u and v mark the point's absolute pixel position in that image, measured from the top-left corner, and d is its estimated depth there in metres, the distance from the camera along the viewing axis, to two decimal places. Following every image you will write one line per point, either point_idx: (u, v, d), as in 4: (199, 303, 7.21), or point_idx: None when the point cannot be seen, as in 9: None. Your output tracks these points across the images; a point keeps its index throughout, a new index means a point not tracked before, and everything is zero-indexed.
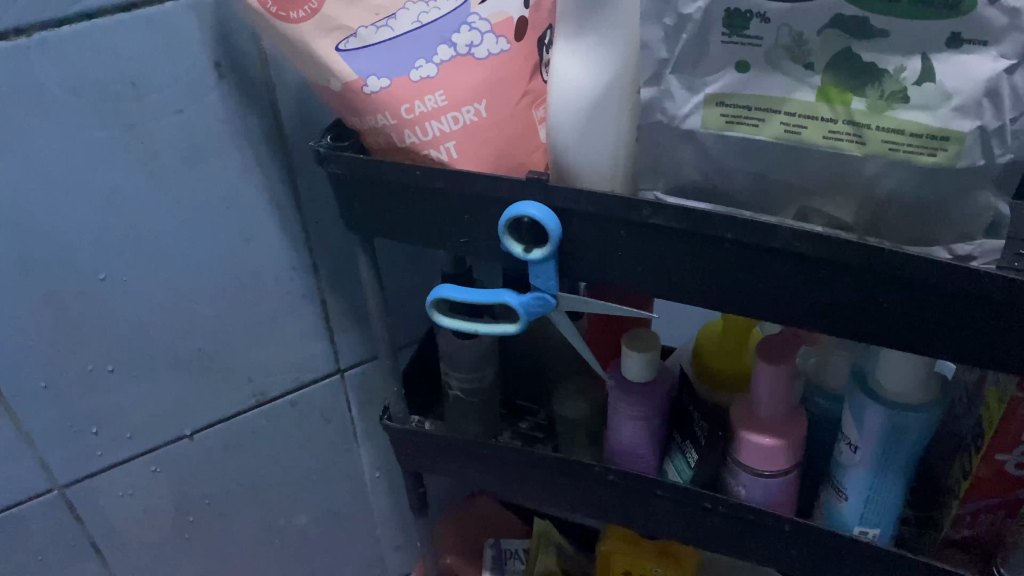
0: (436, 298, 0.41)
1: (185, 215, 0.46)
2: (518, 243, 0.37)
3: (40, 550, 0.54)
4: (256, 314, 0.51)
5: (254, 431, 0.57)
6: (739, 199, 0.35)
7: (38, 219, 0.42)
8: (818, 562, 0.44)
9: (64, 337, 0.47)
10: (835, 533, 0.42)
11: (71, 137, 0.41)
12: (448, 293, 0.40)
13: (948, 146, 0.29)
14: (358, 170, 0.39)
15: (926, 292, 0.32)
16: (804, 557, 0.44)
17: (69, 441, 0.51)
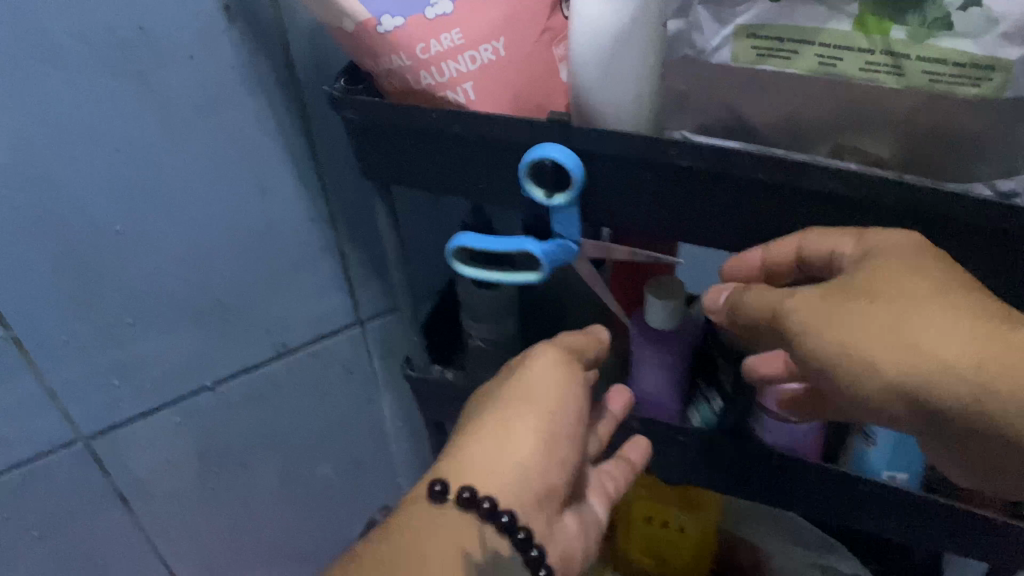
0: (454, 247, 0.40)
1: (199, 164, 0.45)
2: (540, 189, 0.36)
3: (67, 500, 0.55)
4: (275, 264, 0.51)
5: (275, 382, 0.57)
6: (771, 138, 0.34)
7: (50, 171, 0.42)
8: (844, 507, 0.43)
9: (82, 291, 0.46)
10: (866, 478, 0.41)
11: (82, 86, 0.40)
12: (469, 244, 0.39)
13: (993, 76, 0.28)
14: (374, 114, 0.37)
15: (966, 232, 0.30)
16: (831, 503, 0.43)
17: (92, 393, 0.51)
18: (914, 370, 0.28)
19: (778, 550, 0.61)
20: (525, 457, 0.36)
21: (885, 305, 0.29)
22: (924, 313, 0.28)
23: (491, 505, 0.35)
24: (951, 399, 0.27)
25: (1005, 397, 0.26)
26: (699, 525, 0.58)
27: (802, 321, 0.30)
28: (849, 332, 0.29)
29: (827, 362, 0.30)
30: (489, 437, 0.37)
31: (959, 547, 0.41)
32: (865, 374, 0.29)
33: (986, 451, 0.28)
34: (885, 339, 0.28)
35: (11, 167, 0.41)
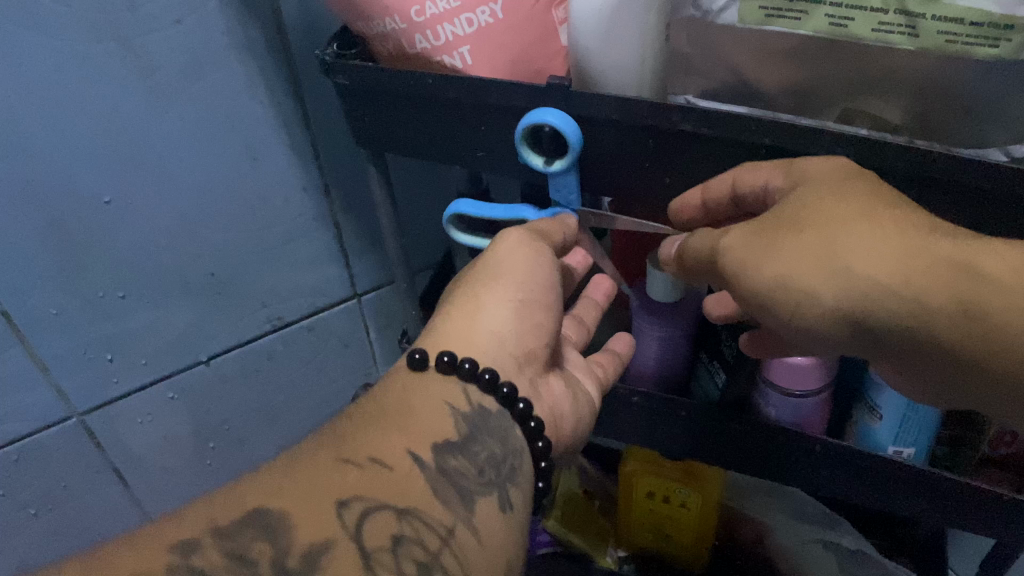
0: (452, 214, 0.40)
1: (189, 133, 0.44)
2: (537, 155, 0.35)
3: (62, 478, 0.54)
4: (269, 236, 0.50)
5: (271, 356, 0.56)
6: (777, 102, 0.33)
7: (36, 140, 0.40)
8: (849, 482, 0.42)
9: (71, 264, 0.45)
10: (870, 454, 0.40)
11: (65, 52, 0.39)
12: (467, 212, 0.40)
13: (1012, 36, 0.26)
14: (366, 79, 0.36)
15: (980, 199, 0.29)
16: (836, 477, 0.43)
17: (84, 368, 0.50)
18: (845, 295, 0.28)
19: (782, 524, 0.60)
20: (497, 327, 0.38)
21: (813, 233, 0.29)
22: (847, 236, 0.28)
23: (470, 366, 0.36)
24: (883, 318, 0.28)
25: (936, 312, 0.27)
26: (701, 501, 0.57)
27: (736, 258, 0.31)
28: (781, 264, 0.29)
29: (764, 296, 0.30)
30: (464, 307, 0.39)
31: (969, 524, 0.41)
32: (803, 304, 0.29)
33: (923, 362, 0.29)
34: (817, 266, 0.29)
35: None
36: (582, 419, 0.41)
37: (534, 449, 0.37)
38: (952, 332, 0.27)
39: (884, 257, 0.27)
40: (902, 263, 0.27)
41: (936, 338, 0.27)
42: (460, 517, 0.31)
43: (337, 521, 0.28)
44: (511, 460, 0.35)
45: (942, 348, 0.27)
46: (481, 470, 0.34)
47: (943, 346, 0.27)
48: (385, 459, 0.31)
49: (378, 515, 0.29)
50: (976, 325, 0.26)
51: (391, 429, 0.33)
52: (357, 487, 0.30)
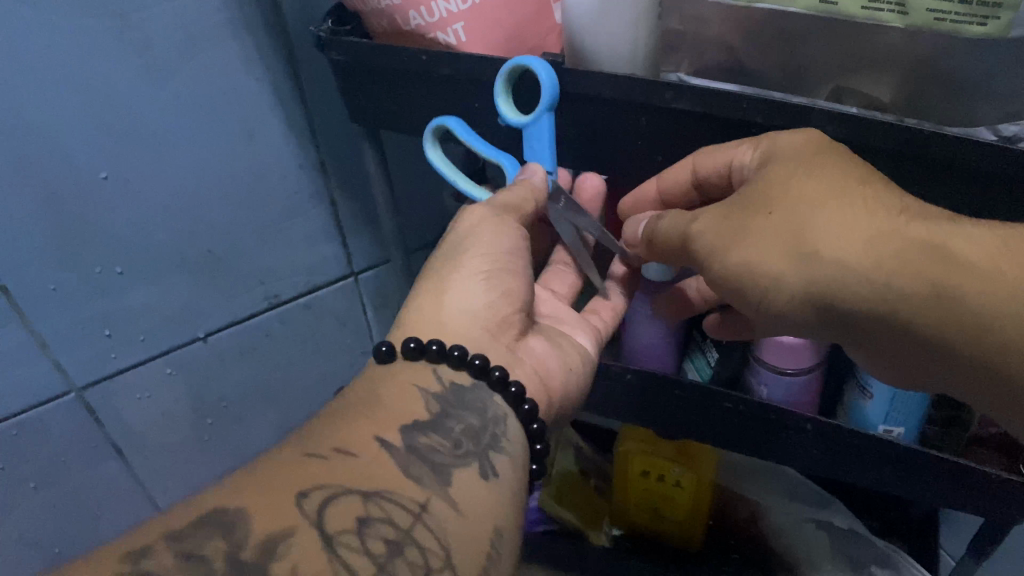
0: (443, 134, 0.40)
1: (185, 108, 0.44)
2: (513, 107, 0.35)
3: (62, 452, 0.55)
4: (265, 214, 0.50)
5: (269, 334, 0.57)
6: (769, 80, 0.33)
7: (32, 114, 0.41)
8: (837, 460, 0.43)
9: (70, 239, 0.46)
10: (859, 431, 0.41)
11: (62, 26, 0.39)
12: (446, 122, 0.37)
13: (999, 14, 0.26)
14: (359, 55, 0.36)
15: (966, 177, 0.29)
16: (825, 456, 0.43)
17: (83, 344, 0.50)
18: (813, 279, 0.31)
19: (775, 503, 0.61)
20: (470, 300, 0.39)
21: (783, 219, 0.32)
22: (816, 223, 0.31)
23: (438, 347, 0.37)
24: (849, 302, 0.31)
25: (904, 295, 0.30)
26: (695, 481, 0.57)
27: (712, 242, 0.34)
28: (754, 247, 0.32)
29: (738, 279, 0.33)
30: (432, 289, 0.40)
31: (957, 501, 0.41)
32: (778, 285, 0.32)
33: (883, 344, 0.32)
34: (787, 249, 0.32)
35: None
36: (573, 376, 0.43)
37: (522, 412, 0.38)
38: (920, 318, 0.30)
39: (854, 244, 0.30)
40: (868, 249, 0.30)
41: (903, 320, 0.30)
42: (433, 492, 0.31)
43: (297, 510, 0.27)
44: (491, 428, 0.36)
45: (906, 330, 0.30)
46: (456, 444, 0.34)
47: (909, 328, 0.30)
48: (350, 448, 0.31)
49: (341, 500, 0.28)
50: (943, 307, 0.29)
51: (359, 418, 0.33)
52: (317, 476, 0.29)
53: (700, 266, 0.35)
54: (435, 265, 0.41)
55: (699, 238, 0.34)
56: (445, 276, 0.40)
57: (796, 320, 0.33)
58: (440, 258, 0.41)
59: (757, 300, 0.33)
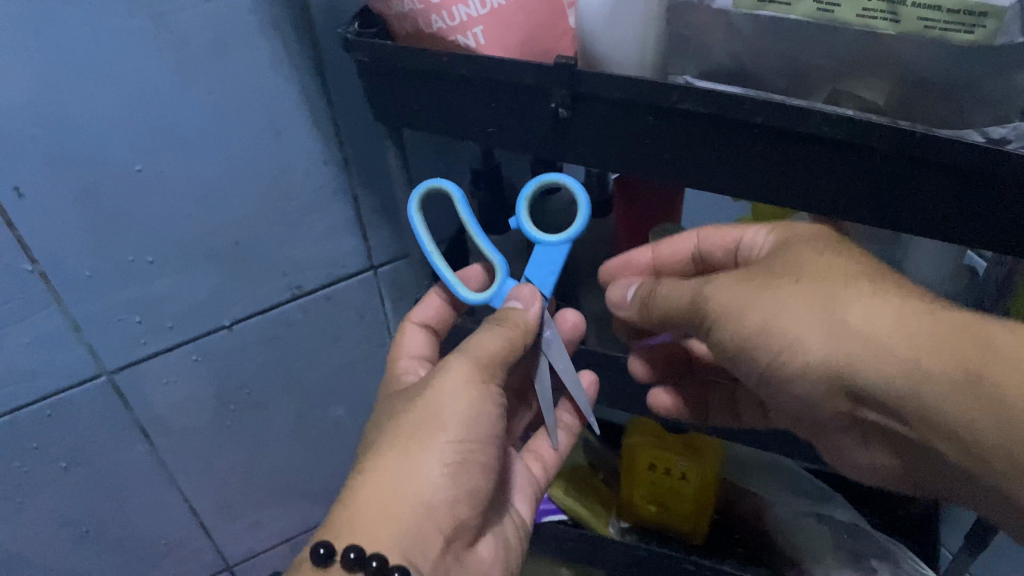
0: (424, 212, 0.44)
1: (217, 104, 0.46)
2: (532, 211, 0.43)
3: (91, 433, 0.57)
4: (289, 208, 0.53)
5: (291, 324, 0.59)
6: (770, 83, 0.35)
7: (74, 107, 0.43)
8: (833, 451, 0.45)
9: (105, 228, 0.48)
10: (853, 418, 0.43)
11: (104, 25, 0.41)
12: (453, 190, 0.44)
13: (985, 22, 0.28)
14: (383, 57, 0.39)
15: (956, 175, 0.31)
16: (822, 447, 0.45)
17: (115, 329, 0.53)
18: (838, 347, 0.35)
19: (780, 500, 0.62)
20: (428, 488, 0.40)
21: (810, 284, 0.36)
22: (850, 298, 0.35)
23: (378, 564, 0.37)
24: (870, 375, 0.34)
25: (932, 373, 0.33)
26: (700, 474, 0.59)
27: (741, 299, 0.37)
28: (779, 308, 0.36)
29: (753, 339, 0.37)
30: (390, 465, 0.40)
31: None
32: (801, 349, 0.36)
33: (885, 416, 0.36)
34: (816, 319, 0.35)
35: (33, 104, 0.42)
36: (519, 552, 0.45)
37: None
38: (948, 397, 0.33)
39: (885, 312, 0.34)
40: (901, 325, 0.33)
41: (926, 399, 0.33)
42: None
43: None
44: None
45: (924, 408, 0.33)
46: None
47: (932, 404, 0.33)
48: None
49: None
50: (973, 388, 0.32)
51: None
52: None
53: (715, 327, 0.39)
54: (399, 432, 0.41)
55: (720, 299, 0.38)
56: (406, 448, 0.41)
57: (805, 384, 0.37)
58: (403, 424, 0.42)
59: (770, 359, 0.37)
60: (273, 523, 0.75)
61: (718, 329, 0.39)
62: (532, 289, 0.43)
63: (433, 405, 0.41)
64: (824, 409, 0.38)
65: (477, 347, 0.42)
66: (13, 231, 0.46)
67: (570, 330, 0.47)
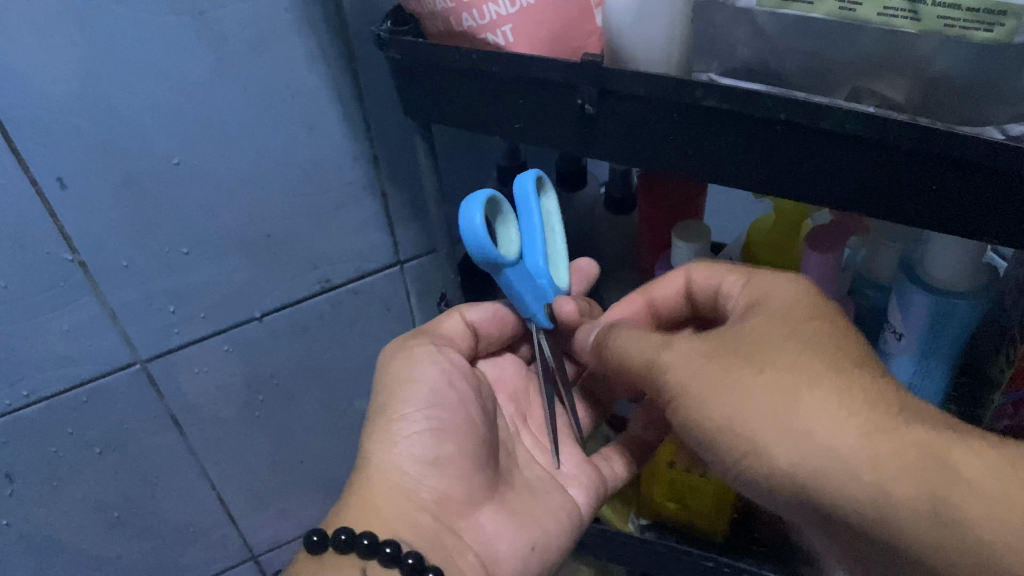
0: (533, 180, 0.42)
1: (253, 100, 0.47)
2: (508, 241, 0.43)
3: (125, 420, 0.59)
4: (320, 203, 0.54)
5: (319, 316, 0.60)
6: (794, 81, 0.36)
7: (115, 101, 0.45)
8: None
9: (143, 219, 0.50)
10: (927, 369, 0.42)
11: (146, 22, 0.42)
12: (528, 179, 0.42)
13: (1004, 21, 0.29)
14: (415, 54, 0.40)
15: (977, 172, 0.31)
16: None
17: (150, 318, 0.54)
18: (802, 458, 0.32)
19: None
20: (409, 461, 0.45)
21: (771, 377, 0.34)
22: (811, 407, 0.32)
23: (369, 542, 0.41)
24: (832, 494, 0.32)
25: (899, 500, 0.30)
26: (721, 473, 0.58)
27: (700, 388, 0.36)
28: (737, 403, 0.34)
29: (718, 428, 0.35)
30: (372, 446, 0.46)
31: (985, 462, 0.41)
32: (767, 460, 0.34)
33: (859, 541, 0.33)
34: (776, 420, 0.33)
35: (78, 97, 0.44)
36: None
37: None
38: (923, 528, 0.30)
39: (851, 428, 0.31)
40: (867, 440, 0.31)
41: (900, 530, 0.31)
42: None
43: None
44: None
45: (898, 539, 0.31)
46: None
47: (905, 535, 0.30)
48: None
49: None
50: (939, 524, 0.30)
51: None
52: None
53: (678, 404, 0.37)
54: (378, 416, 0.47)
55: (676, 377, 0.37)
56: (385, 426, 0.46)
57: (772, 492, 0.35)
58: (383, 413, 0.47)
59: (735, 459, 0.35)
60: (298, 513, 0.76)
61: (678, 413, 0.37)
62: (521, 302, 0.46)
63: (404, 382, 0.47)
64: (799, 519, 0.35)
65: (443, 329, 0.51)
66: (56, 222, 0.47)
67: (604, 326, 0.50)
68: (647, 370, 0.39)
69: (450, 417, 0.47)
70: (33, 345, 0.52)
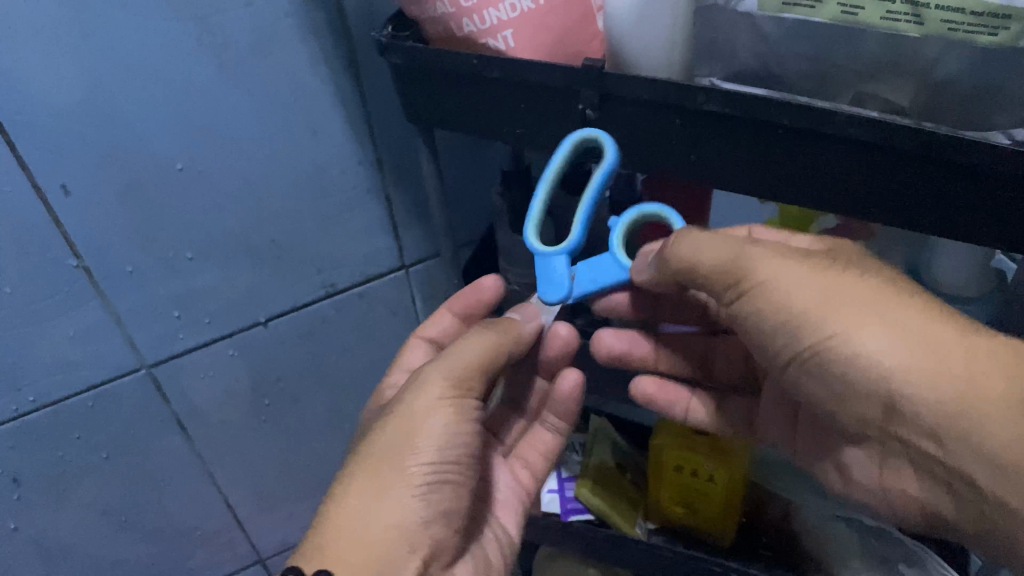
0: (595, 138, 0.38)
1: (256, 106, 0.47)
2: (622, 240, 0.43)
3: (132, 424, 0.59)
4: (325, 207, 0.54)
5: (325, 320, 0.60)
6: (797, 85, 0.35)
7: (118, 108, 0.45)
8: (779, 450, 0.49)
9: (148, 225, 0.50)
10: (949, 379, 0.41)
11: (149, 27, 0.42)
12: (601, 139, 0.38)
13: (1009, 25, 0.28)
14: (415, 59, 0.40)
15: (984, 176, 0.31)
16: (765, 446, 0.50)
17: (154, 322, 0.54)
18: (901, 348, 0.34)
19: (808, 502, 0.60)
20: (400, 515, 0.40)
21: (868, 280, 0.35)
22: (905, 310, 0.34)
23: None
24: (919, 390, 0.33)
25: (986, 398, 0.33)
26: (730, 476, 0.57)
27: (795, 278, 0.35)
28: (834, 296, 0.34)
29: (802, 318, 0.35)
30: (362, 488, 0.40)
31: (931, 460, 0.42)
32: (857, 355, 0.34)
33: (914, 433, 0.35)
34: (879, 313, 0.34)
35: (80, 103, 0.44)
36: None
37: None
38: (999, 420, 0.32)
39: (946, 330, 0.34)
40: (962, 340, 0.34)
41: (982, 421, 0.33)
42: None
43: None
44: None
45: (972, 429, 0.33)
46: None
47: (983, 427, 0.33)
48: None
49: None
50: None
51: None
52: None
53: (742, 296, 0.36)
54: (371, 453, 0.41)
55: (768, 267, 0.35)
56: (379, 469, 0.40)
57: (849, 387, 0.35)
58: (384, 452, 0.40)
59: (813, 350, 0.35)
60: (306, 516, 0.76)
61: (751, 302, 0.36)
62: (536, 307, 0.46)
63: (405, 425, 0.41)
64: (846, 411, 0.37)
65: (457, 356, 0.42)
66: (60, 228, 0.47)
67: (563, 346, 0.46)
68: (731, 269, 0.36)
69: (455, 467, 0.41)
70: (39, 350, 0.52)
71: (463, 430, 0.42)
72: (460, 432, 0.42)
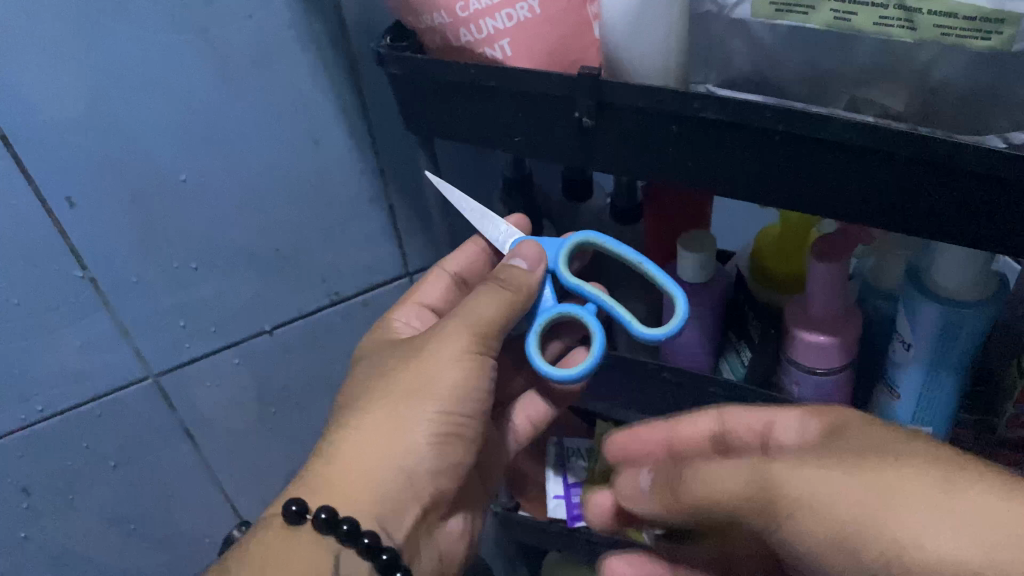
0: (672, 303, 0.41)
1: (256, 117, 0.48)
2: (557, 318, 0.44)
3: (139, 433, 0.59)
4: (328, 217, 0.54)
5: (329, 328, 0.61)
6: (793, 91, 0.36)
7: (121, 120, 0.45)
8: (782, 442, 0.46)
9: (152, 235, 0.50)
10: None
11: (151, 41, 0.43)
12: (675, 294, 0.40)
13: (1002, 29, 0.28)
14: (413, 68, 0.40)
15: (980, 180, 0.31)
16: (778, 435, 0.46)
17: (160, 332, 0.55)
18: (969, 534, 0.29)
19: None
20: (400, 459, 0.41)
21: (918, 469, 0.31)
22: (968, 485, 0.30)
23: (348, 527, 0.39)
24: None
25: None
26: None
27: (832, 490, 0.32)
28: (884, 499, 0.31)
29: (852, 532, 0.31)
30: (380, 427, 0.42)
31: None
32: (816, 498, 0.32)
33: None
34: (928, 499, 0.30)
35: (84, 116, 0.44)
36: None
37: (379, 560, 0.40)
38: None
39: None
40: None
41: None
42: None
43: None
44: None
45: None
46: None
47: None
48: None
49: None
50: None
51: None
52: None
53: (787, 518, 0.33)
54: (388, 395, 0.42)
55: (796, 484, 0.33)
56: (396, 413, 0.42)
57: None
58: (388, 395, 0.42)
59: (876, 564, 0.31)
60: None
61: (791, 525, 0.33)
62: (536, 249, 0.44)
63: (423, 375, 0.42)
64: None
65: (474, 314, 0.42)
66: (66, 239, 0.48)
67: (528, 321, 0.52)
68: (757, 494, 0.34)
69: (457, 417, 0.43)
70: (47, 361, 0.53)
71: (469, 384, 0.42)
72: (466, 387, 0.42)
